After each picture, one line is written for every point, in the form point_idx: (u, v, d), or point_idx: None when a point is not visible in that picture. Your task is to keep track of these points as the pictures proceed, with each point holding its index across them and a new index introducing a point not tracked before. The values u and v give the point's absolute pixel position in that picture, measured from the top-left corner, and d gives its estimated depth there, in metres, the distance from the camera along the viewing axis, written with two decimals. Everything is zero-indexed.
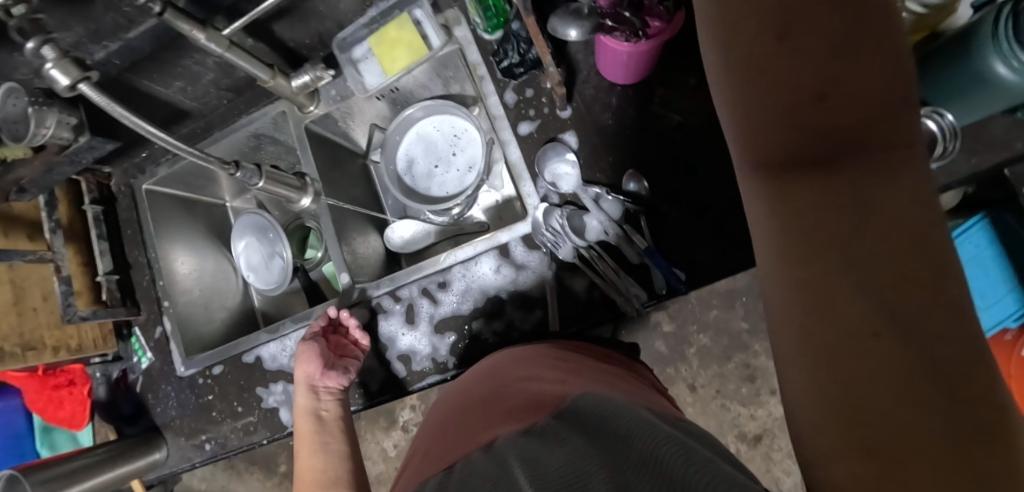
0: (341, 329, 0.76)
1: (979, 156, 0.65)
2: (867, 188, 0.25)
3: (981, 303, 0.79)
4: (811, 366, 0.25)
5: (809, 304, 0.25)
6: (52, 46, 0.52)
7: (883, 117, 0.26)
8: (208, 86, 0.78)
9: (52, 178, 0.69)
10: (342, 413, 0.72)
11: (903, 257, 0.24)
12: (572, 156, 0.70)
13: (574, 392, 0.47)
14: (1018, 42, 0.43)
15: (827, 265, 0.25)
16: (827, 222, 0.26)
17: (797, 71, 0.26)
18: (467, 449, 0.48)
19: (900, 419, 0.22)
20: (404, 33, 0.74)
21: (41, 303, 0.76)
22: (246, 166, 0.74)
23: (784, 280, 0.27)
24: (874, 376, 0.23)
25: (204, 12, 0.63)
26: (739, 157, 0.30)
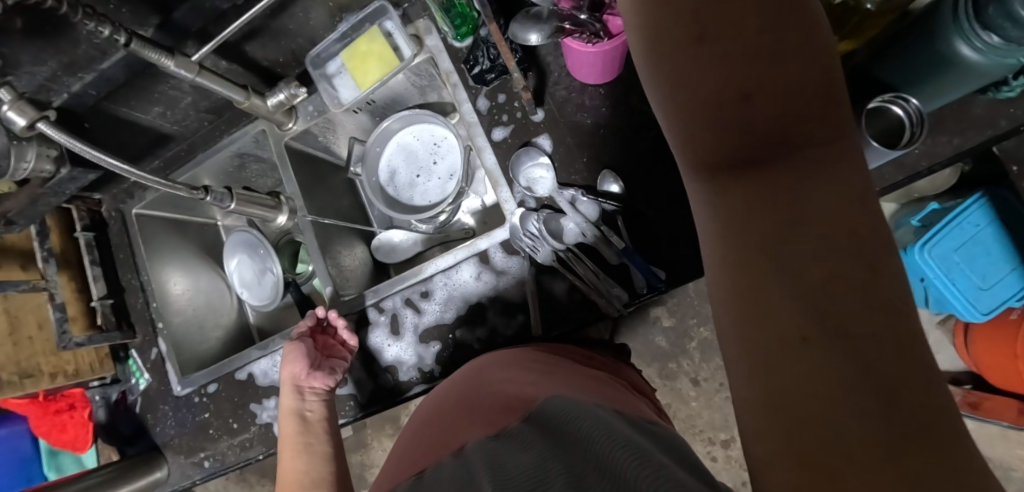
0: (329, 330, 0.78)
1: (962, 136, 0.64)
2: (797, 185, 0.24)
3: (983, 283, 0.78)
4: (749, 373, 0.23)
5: (745, 310, 0.24)
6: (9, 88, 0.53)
7: (810, 114, 0.25)
8: (187, 110, 0.80)
9: (38, 209, 0.71)
10: (326, 413, 0.73)
11: (835, 254, 0.22)
12: (546, 159, 0.70)
13: (544, 394, 0.48)
14: (981, 23, 0.43)
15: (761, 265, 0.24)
16: (760, 222, 0.24)
17: (718, 72, 0.25)
18: (438, 454, 0.48)
19: (837, 429, 0.20)
20: (374, 46, 0.74)
21: (36, 331, 0.77)
22: (217, 191, 0.74)
23: (724, 285, 0.25)
24: (811, 386, 0.21)
25: (173, 38, 0.64)
26: (680, 160, 0.28)
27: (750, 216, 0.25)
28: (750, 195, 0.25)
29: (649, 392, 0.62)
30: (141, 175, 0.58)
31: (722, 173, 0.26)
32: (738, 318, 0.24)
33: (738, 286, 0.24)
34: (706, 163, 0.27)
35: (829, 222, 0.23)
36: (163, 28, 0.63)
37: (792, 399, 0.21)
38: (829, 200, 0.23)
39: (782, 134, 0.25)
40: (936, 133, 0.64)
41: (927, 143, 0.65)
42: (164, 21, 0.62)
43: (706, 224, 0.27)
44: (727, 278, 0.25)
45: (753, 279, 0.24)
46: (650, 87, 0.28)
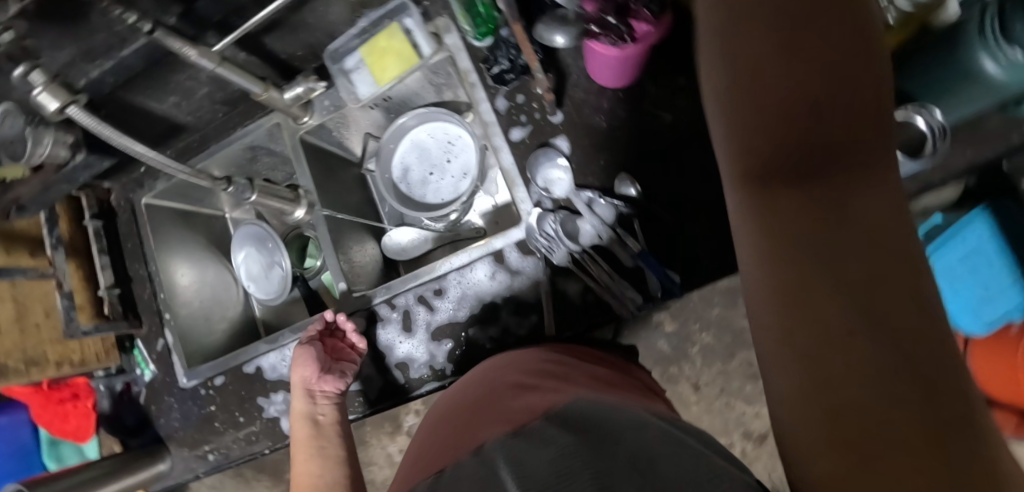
0: (338, 333, 0.77)
1: (975, 149, 0.65)
2: (841, 205, 0.30)
3: (985, 295, 0.79)
4: (801, 366, 0.28)
5: (792, 309, 0.29)
6: (41, 70, 0.53)
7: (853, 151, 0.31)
8: (202, 100, 0.79)
9: (50, 196, 0.70)
10: (338, 417, 0.73)
11: (870, 266, 0.28)
12: (564, 161, 0.70)
13: (563, 399, 0.46)
14: (1005, 38, 0.43)
15: (805, 275, 0.29)
16: (798, 233, 0.31)
17: (779, 109, 0.32)
18: (456, 453, 0.48)
19: (879, 418, 0.25)
20: (394, 42, 0.74)
21: (43, 319, 0.77)
22: (239, 181, 0.76)
23: (770, 288, 0.31)
24: (857, 376, 0.26)
25: (194, 28, 0.64)
26: (732, 175, 0.35)
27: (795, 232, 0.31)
28: (802, 215, 0.31)
29: (660, 392, 0.62)
30: (163, 161, 0.57)
31: (772, 192, 0.32)
32: (784, 315, 0.30)
33: (791, 291, 0.30)
34: (756, 176, 0.33)
35: (868, 244, 0.29)
36: (185, 17, 0.62)
37: (836, 389, 0.27)
38: (868, 220, 0.29)
39: (829, 172, 0.31)
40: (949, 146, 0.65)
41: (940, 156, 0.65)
42: (184, 9, 0.61)
43: (752, 235, 0.33)
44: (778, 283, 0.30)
45: (805, 289, 0.29)
46: (716, 118, 0.35)
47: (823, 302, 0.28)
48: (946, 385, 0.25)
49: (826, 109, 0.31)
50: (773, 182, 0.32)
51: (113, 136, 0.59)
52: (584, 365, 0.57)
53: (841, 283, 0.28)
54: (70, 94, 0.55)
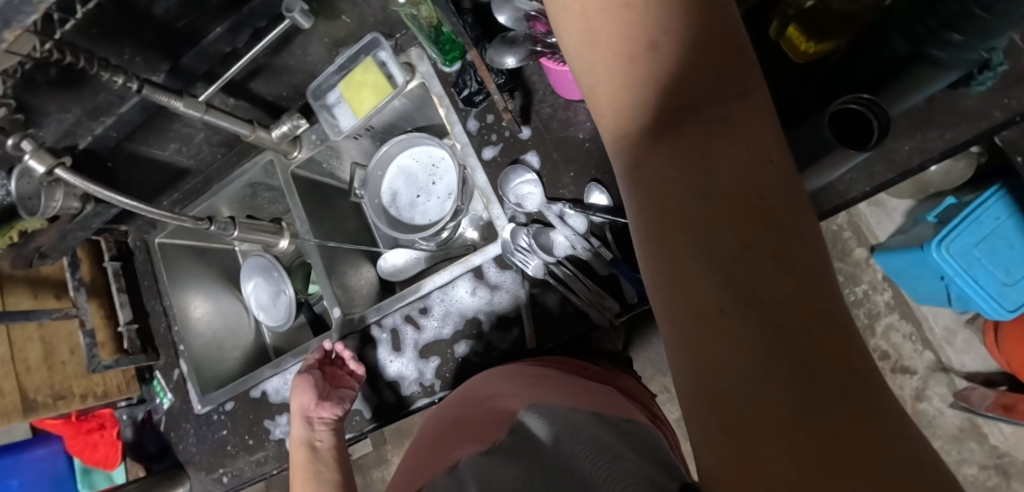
0: (338, 361, 0.79)
1: (954, 130, 0.63)
2: (711, 151, 0.23)
3: (1007, 280, 0.78)
4: (684, 356, 0.23)
5: (669, 289, 0.23)
6: (30, 140, 0.59)
7: (722, 71, 0.24)
8: (201, 145, 0.85)
9: (68, 243, 0.76)
10: (335, 442, 0.75)
11: (749, 219, 0.22)
12: (534, 175, 0.72)
13: (525, 406, 0.47)
14: (940, 23, 0.44)
15: (680, 244, 0.23)
16: (675, 194, 0.23)
17: (622, 40, 0.24)
18: (435, 470, 0.48)
19: (747, 385, 0.20)
20: (369, 76, 0.78)
21: (69, 356, 0.83)
22: (221, 219, 0.78)
23: (651, 267, 0.24)
24: (722, 345, 0.21)
25: (184, 81, 0.70)
26: (608, 133, 0.27)
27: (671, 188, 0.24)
28: (672, 164, 0.24)
29: (646, 398, 0.62)
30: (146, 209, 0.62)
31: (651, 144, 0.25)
32: (665, 296, 0.24)
33: (671, 262, 0.23)
34: (631, 134, 0.26)
35: (741, 191, 0.22)
36: (173, 72, 0.68)
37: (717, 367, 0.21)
38: (741, 162, 0.23)
39: (692, 105, 0.24)
40: (925, 129, 0.64)
41: (917, 140, 0.64)
42: (173, 66, 0.67)
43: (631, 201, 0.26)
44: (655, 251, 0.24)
45: (677, 258, 0.23)
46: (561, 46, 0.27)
47: (693, 270, 0.22)
48: (836, 361, 0.20)
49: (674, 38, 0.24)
50: (641, 131, 0.25)
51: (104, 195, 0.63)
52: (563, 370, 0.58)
53: (709, 245, 0.22)
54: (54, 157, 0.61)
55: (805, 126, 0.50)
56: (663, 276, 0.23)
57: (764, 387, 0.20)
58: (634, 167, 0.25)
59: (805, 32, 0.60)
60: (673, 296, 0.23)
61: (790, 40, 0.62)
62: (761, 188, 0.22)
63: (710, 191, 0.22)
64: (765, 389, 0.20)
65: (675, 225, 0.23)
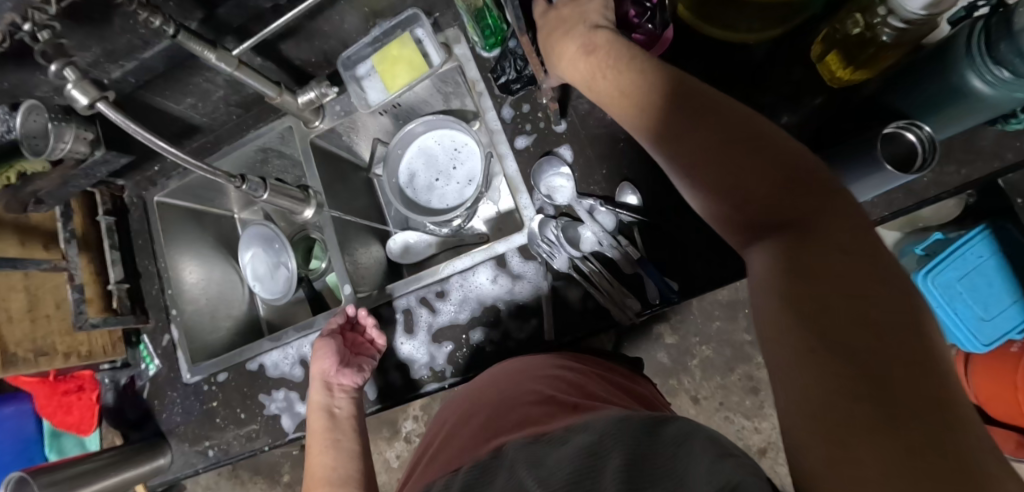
0: (359, 326, 0.76)
1: (969, 167, 0.66)
2: (800, 240, 0.32)
3: (984, 314, 0.82)
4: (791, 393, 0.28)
5: (778, 341, 0.30)
6: (73, 68, 0.54)
7: (806, 189, 0.34)
8: (218, 102, 0.81)
9: (67, 190, 0.73)
10: (354, 411, 0.72)
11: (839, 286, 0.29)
12: (567, 169, 0.72)
13: (587, 411, 0.46)
14: (992, 59, 0.46)
15: (784, 303, 0.30)
16: (777, 270, 0.32)
17: (723, 159, 0.36)
18: (474, 454, 0.48)
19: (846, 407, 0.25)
20: (405, 51, 0.76)
21: (54, 310, 0.79)
22: (253, 179, 0.75)
23: (764, 329, 0.31)
24: (825, 375, 0.27)
25: (215, 32, 0.67)
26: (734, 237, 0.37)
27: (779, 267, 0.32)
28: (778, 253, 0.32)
29: (664, 405, 0.62)
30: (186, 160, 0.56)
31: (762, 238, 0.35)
32: (773, 346, 0.30)
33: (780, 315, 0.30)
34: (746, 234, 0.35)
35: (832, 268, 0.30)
36: (206, 21, 0.65)
37: (815, 391, 0.26)
38: (827, 247, 0.31)
39: (779, 208, 0.34)
40: (944, 163, 0.67)
41: (936, 173, 0.67)
42: (207, 15, 0.64)
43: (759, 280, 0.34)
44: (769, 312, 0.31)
45: (779, 317, 0.30)
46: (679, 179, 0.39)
47: (792, 320, 0.29)
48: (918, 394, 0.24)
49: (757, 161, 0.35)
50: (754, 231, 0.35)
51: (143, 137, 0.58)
52: (597, 373, 0.59)
53: (809, 305, 0.29)
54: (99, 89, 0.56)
55: (854, 145, 0.52)
56: (775, 326, 0.30)
57: (864, 409, 0.25)
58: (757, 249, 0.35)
59: (844, 59, 0.62)
60: (784, 346, 0.29)
61: (829, 66, 0.64)
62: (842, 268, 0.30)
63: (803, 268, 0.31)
64: (852, 403, 0.25)
65: (784, 287, 0.31)
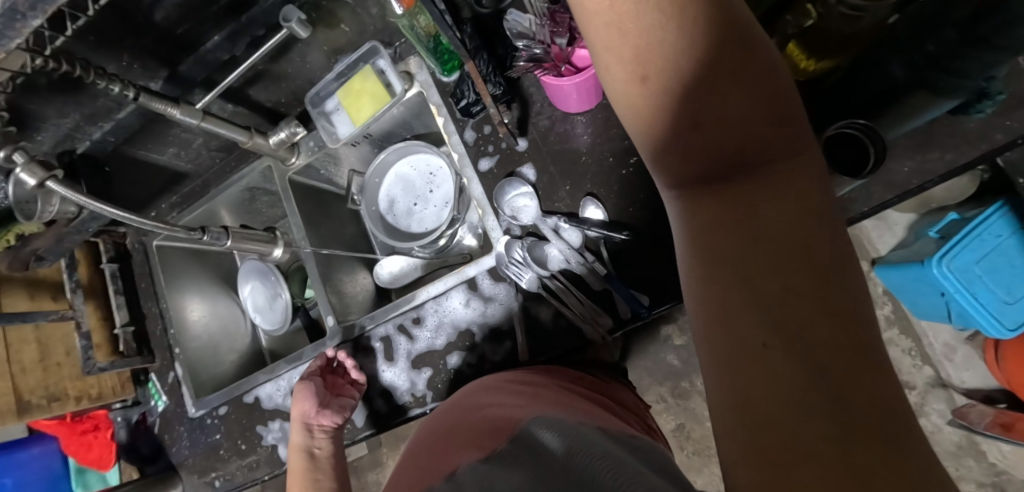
0: (339, 370, 0.80)
1: (954, 152, 0.61)
2: (754, 202, 0.26)
3: (1008, 297, 0.76)
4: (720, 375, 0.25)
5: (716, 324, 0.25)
6: (21, 152, 0.60)
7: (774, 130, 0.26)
8: (200, 149, 0.85)
9: (64, 246, 0.77)
10: (334, 450, 0.76)
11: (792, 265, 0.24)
12: (530, 188, 0.72)
13: (528, 417, 0.47)
14: (938, 51, 0.43)
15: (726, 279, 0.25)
16: (727, 237, 0.26)
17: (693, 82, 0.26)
18: (433, 479, 0.49)
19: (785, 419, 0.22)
20: (368, 84, 0.77)
21: (64, 358, 0.84)
22: (214, 230, 0.77)
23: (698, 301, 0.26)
24: (765, 378, 0.23)
25: (181, 88, 0.70)
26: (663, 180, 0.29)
27: (724, 235, 0.26)
28: (722, 214, 0.26)
29: (639, 409, 0.61)
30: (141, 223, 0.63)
31: (699, 194, 0.28)
32: (706, 314, 0.26)
33: (723, 296, 0.25)
34: (684, 181, 0.28)
35: (788, 241, 0.24)
36: (170, 79, 0.68)
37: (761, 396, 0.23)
38: (785, 213, 0.25)
39: (741, 154, 0.26)
40: (926, 150, 0.62)
41: (918, 162, 0.63)
42: (171, 73, 0.68)
43: (684, 244, 0.28)
44: (704, 294, 0.26)
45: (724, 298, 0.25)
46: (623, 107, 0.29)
47: (742, 310, 0.24)
48: (866, 396, 0.21)
49: (733, 93, 0.25)
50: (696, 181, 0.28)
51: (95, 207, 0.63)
52: (558, 383, 0.58)
53: (756, 287, 0.24)
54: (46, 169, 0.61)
55: None
56: (710, 305, 0.25)
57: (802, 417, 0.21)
58: (685, 206, 0.28)
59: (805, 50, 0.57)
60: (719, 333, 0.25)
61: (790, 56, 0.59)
62: (794, 226, 0.24)
63: (756, 241, 0.25)
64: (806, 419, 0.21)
65: (737, 272, 0.25)
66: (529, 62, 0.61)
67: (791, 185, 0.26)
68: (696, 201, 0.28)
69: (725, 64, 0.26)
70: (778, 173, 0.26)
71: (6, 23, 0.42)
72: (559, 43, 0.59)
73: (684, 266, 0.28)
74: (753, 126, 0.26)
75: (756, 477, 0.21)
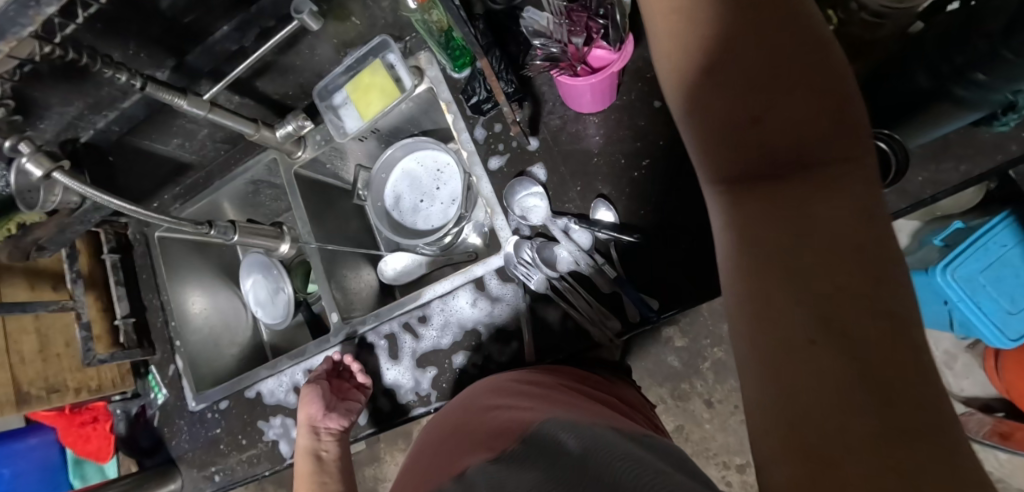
0: (345, 373, 0.80)
1: (969, 163, 0.61)
2: (801, 197, 0.25)
3: (1011, 308, 0.75)
4: (761, 373, 0.24)
5: (758, 322, 0.24)
6: (27, 142, 0.58)
7: (828, 125, 0.25)
8: (204, 140, 0.84)
9: (66, 237, 0.76)
10: (341, 453, 0.76)
11: (843, 263, 0.23)
12: (540, 188, 0.71)
13: (538, 418, 0.47)
14: (967, 62, 0.43)
15: (771, 274, 0.24)
16: (773, 232, 0.25)
17: (740, 75, 0.26)
18: (441, 479, 0.48)
19: (830, 419, 0.21)
20: (377, 79, 0.77)
21: (64, 349, 0.83)
22: (221, 224, 0.76)
23: (740, 298, 0.25)
24: (811, 378, 0.22)
25: (189, 79, 0.69)
26: (705, 175, 0.29)
27: (768, 228, 0.25)
28: (765, 208, 0.25)
29: (648, 412, 0.60)
30: (147, 215, 0.62)
31: (742, 186, 0.27)
32: (746, 310, 0.25)
33: (766, 290, 0.24)
34: (726, 175, 0.27)
35: (836, 233, 0.23)
36: (178, 68, 0.67)
37: (804, 394, 0.22)
38: (833, 209, 0.24)
39: (790, 147, 0.25)
40: (940, 160, 0.62)
41: (932, 172, 0.62)
42: (179, 63, 0.66)
43: (724, 237, 0.27)
44: (746, 287, 0.25)
45: (769, 293, 0.24)
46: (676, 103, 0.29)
47: (787, 306, 0.23)
48: (918, 397, 0.20)
49: (779, 85, 0.25)
50: (740, 176, 0.27)
51: (100, 199, 0.62)
52: (568, 384, 0.57)
53: (802, 284, 0.23)
54: (52, 160, 0.60)
55: None
56: (753, 301, 0.25)
57: (848, 419, 0.20)
58: (728, 198, 0.27)
59: None
60: (762, 330, 0.24)
61: None
62: (844, 224, 0.23)
63: (802, 236, 0.24)
64: (852, 421, 0.20)
65: (783, 266, 0.24)
66: (545, 61, 0.61)
67: (840, 177, 0.25)
68: (739, 196, 0.27)
69: (772, 58, 0.25)
70: (828, 164, 0.25)
71: (18, 9, 0.41)
72: (575, 42, 0.58)
73: (725, 261, 0.27)
74: (800, 117, 0.25)
75: (797, 477, 0.21)
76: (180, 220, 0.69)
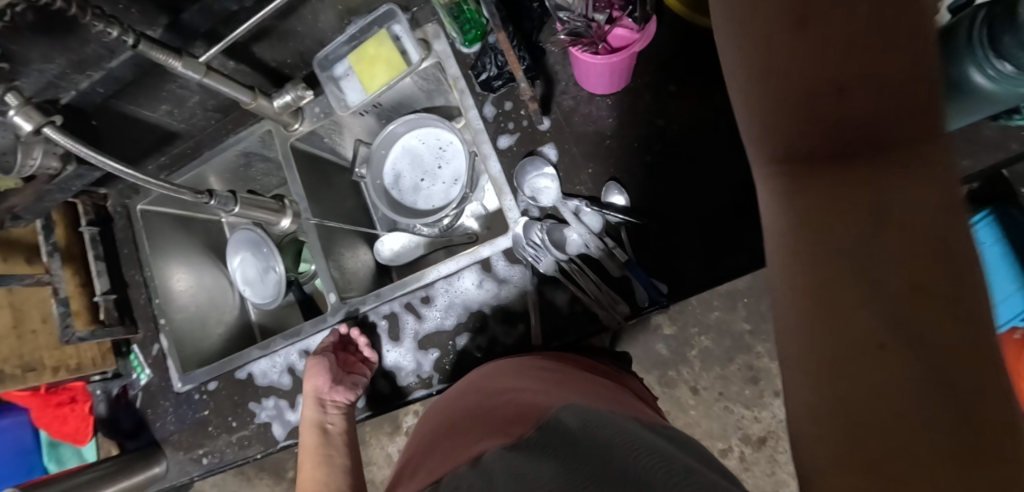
0: (351, 346, 0.77)
1: (972, 158, 0.62)
2: (874, 179, 0.22)
3: None
4: (814, 378, 0.22)
5: (817, 321, 0.22)
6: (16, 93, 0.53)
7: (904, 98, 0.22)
8: (195, 108, 0.79)
9: (44, 205, 0.72)
10: (347, 426, 0.75)
11: (921, 260, 0.20)
12: (551, 169, 0.70)
13: (557, 403, 0.46)
14: (993, 51, 0.43)
15: (834, 269, 0.22)
16: (842, 223, 0.22)
17: (823, 35, 0.22)
18: (455, 464, 0.46)
19: (891, 432, 0.20)
20: (382, 50, 0.73)
21: (40, 325, 0.78)
22: (222, 194, 0.72)
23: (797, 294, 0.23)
24: (877, 387, 0.20)
25: (183, 39, 0.65)
26: (754, 150, 0.26)
27: (833, 217, 0.23)
28: (829, 193, 0.23)
29: (653, 402, 0.60)
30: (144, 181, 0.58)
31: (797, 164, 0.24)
32: (801, 308, 0.23)
33: (826, 282, 0.22)
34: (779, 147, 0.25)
35: (916, 228, 0.21)
36: (172, 27, 0.63)
37: (866, 404, 0.20)
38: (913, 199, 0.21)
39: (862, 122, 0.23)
40: None
41: None
42: (172, 21, 0.62)
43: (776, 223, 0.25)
44: (803, 283, 0.23)
45: (834, 290, 0.22)
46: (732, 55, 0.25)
47: (856, 307, 0.21)
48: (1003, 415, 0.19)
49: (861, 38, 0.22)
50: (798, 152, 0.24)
51: (92, 158, 0.58)
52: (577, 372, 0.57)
53: (872, 282, 0.21)
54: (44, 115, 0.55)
55: None
56: (811, 300, 0.23)
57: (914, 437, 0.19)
58: (783, 183, 0.25)
59: None
60: (820, 332, 0.22)
61: None
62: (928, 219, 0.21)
63: (878, 228, 0.21)
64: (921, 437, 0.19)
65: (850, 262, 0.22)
66: (568, 36, 0.59)
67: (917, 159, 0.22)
68: (796, 179, 0.24)
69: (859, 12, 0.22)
70: (907, 143, 0.22)
71: None
72: (598, 19, 0.57)
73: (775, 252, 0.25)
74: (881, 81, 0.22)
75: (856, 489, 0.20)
76: (176, 187, 0.64)
